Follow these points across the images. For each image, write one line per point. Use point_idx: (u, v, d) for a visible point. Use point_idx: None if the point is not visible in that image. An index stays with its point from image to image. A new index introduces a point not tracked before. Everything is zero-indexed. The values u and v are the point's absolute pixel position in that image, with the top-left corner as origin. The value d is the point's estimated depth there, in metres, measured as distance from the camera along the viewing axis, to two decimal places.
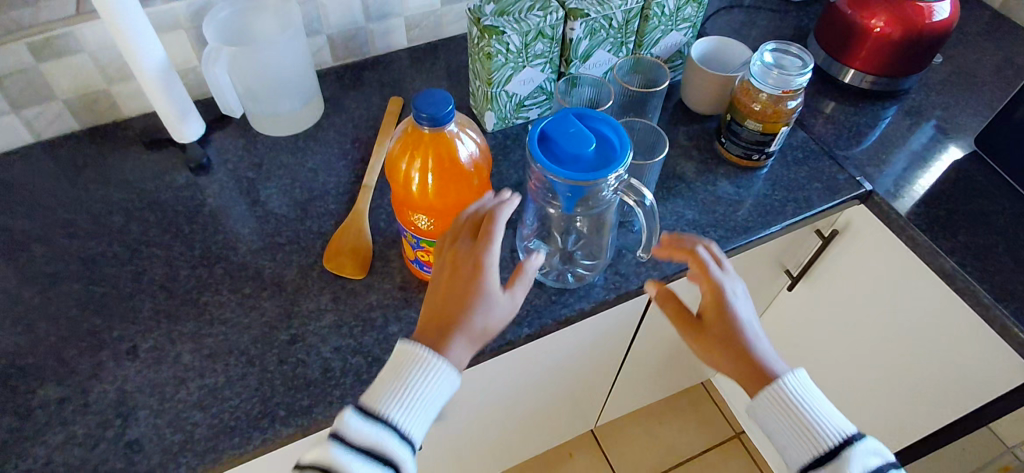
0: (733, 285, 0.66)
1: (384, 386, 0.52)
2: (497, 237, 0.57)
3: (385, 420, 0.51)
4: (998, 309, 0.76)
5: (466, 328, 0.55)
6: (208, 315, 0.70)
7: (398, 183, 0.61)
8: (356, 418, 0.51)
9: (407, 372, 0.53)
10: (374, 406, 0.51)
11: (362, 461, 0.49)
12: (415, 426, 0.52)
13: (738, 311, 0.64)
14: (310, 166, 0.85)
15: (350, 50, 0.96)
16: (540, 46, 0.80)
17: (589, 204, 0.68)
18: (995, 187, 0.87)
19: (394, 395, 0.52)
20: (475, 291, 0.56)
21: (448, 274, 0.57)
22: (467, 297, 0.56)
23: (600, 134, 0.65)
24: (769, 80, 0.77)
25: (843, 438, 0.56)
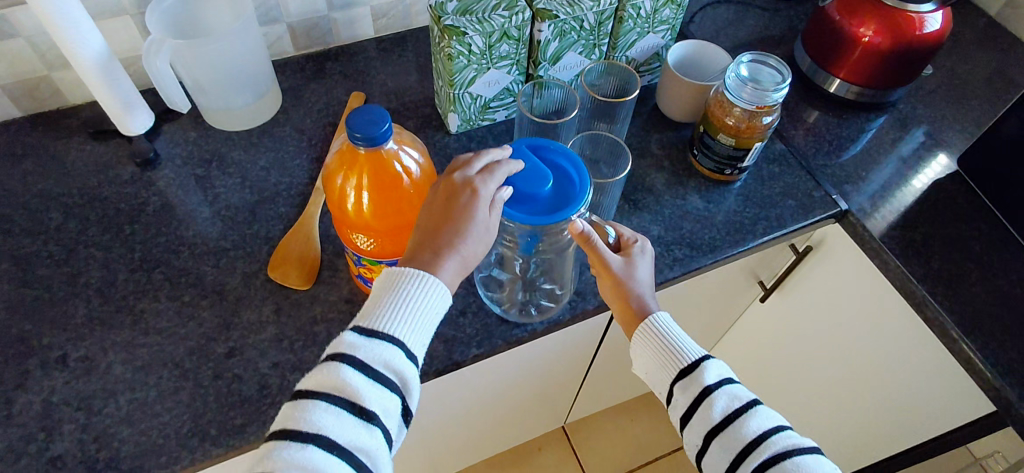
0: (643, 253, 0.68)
1: (381, 305, 0.52)
2: (498, 174, 0.57)
3: (387, 337, 0.51)
4: (964, 343, 0.73)
5: (460, 253, 0.55)
6: (143, 323, 0.67)
7: (334, 199, 0.57)
8: (363, 339, 0.51)
9: (402, 287, 0.53)
10: (377, 326, 0.51)
11: (371, 380, 0.50)
12: (415, 344, 0.52)
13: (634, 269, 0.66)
14: (262, 164, 0.81)
15: (312, 39, 0.92)
16: (505, 48, 0.76)
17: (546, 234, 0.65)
18: (975, 210, 0.84)
19: (395, 312, 0.52)
20: (470, 220, 0.55)
21: (442, 203, 0.56)
22: (459, 224, 0.55)
23: (557, 168, 0.62)
24: (743, 95, 0.73)
25: (698, 356, 0.61)
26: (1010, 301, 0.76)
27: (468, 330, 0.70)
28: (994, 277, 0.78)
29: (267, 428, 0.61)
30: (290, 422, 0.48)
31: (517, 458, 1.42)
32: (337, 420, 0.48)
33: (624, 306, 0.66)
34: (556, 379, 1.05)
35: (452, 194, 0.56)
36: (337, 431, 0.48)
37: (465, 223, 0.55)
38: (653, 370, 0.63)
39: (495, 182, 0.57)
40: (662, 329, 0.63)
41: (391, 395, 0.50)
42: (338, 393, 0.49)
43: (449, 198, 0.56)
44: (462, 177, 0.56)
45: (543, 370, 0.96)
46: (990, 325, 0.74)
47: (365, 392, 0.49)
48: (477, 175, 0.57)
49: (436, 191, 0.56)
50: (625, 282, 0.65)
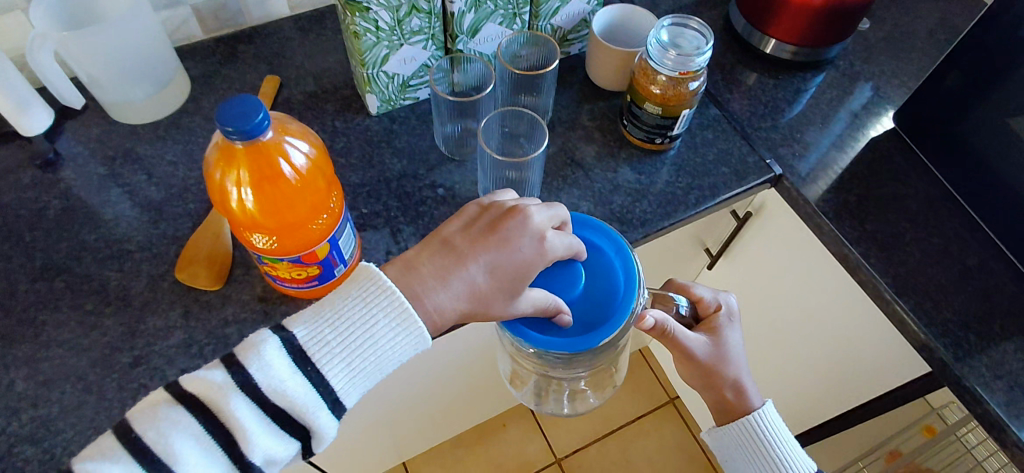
0: (734, 338, 0.71)
1: (335, 335, 0.52)
2: (569, 243, 0.57)
3: (316, 378, 0.51)
4: (898, 305, 0.72)
5: (473, 291, 0.55)
6: (44, 336, 0.64)
7: (219, 198, 0.54)
8: (285, 368, 0.50)
9: (372, 328, 0.52)
10: (314, 357, 0.51)
11: (263, 423, 0.50)
12: (349, 389, 0.53)
13: (728, 355, 0.70)
14: (170, 158, 0.77)
15: (221, 21, 0.86)
16: (416, 22, 0.71)
17: (568, 357, 0.58)
18: (911, 168, 0.82)
19: (344, 352, 0.52)
20: (511, 267, 0.55)
21: (490, 236, 0.56)
22: (508, 271, 0.55)
23: (602, 264, 0.60)
24: (667, 61, 0.70)
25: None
26: (943, 259, 0.76)
27: None
28: (929, 236, 0.77)
29: None
30: (155, 430, 0.48)
31: (480, 435, 1.40)
32: (207, 447, 0.49)
33: (722, 394, 0.71)
34: None
35: (516, 229, 0.55)
36: (202, 457, 0.49)
37: (503, 263, 0.55)
38: (742, 459, 0.71)
39: (563, 245, 0.57)
40: (765, 425, 0.69)
41: (276, 439, 0.51)
42: (219, 419, 0.49)
43: (516, 232, 0.55)
44: (541, 220, 0.56)
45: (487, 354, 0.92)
46: (923, 285, 0.74)
47: (251, 430, 0.50)
48: (552, 230, 0.57)
49: (499, 217, 0.56)
50: (725, 371, 0.69)
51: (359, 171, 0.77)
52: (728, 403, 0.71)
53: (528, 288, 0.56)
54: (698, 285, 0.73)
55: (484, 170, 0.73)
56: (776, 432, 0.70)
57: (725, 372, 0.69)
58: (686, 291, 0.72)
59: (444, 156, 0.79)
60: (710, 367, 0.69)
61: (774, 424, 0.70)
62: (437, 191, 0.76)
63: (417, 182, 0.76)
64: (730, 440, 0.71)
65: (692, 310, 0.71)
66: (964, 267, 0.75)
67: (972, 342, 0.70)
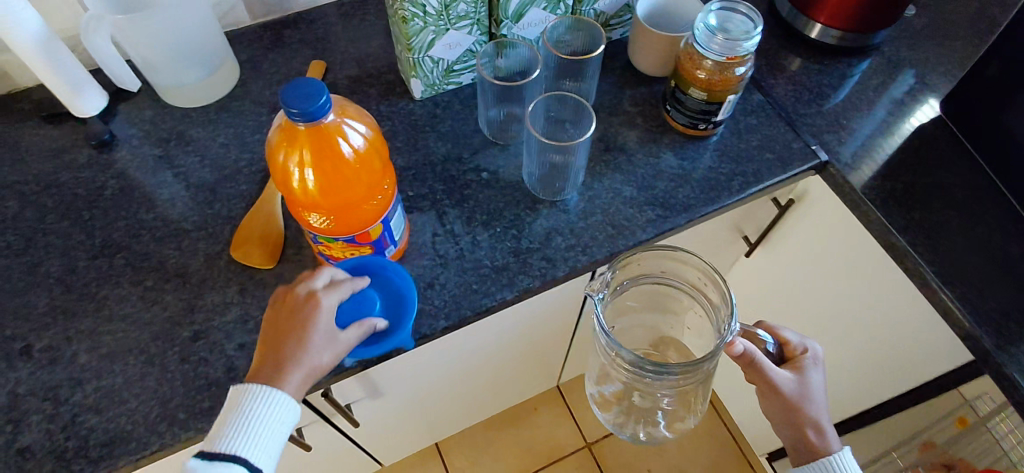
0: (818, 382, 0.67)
1: (227, 429, 0.51)
2: (338, 286, 0.57)
3: (229, 458, 0.50)
4: (944, 293, 0.71)
5: (301, 365, 0.53)
6: (106, 310, 0.66)
7: (280, 177, 0.55)
8: (202, 464, 0.49)
9: (248, 408, 0.51)
10: (218, 450, 0.50)
11: None
12: (261, 457, 0.51)
13: (811, 397, 0.66)
14: (221, 140, 0.79)
15: (268, 6, 0.88)
16: (463, 7, 0.72)
17: (659, 365, 0.52)
18: (959, 155, 0.81)
19: (238, 422, 0.51)
20: (309, 333, 0.54)
21: (278, 323, 0.55)
22: (301, 337, 0.54)
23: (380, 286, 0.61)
24: (714, 46, 0.70)
25: None
26: (992, 249, 0.74)
27: (437, 302, 0.68)
28: (977, 225, 0.76)
29: None
30: None
31: (511, 418, 1.42)
32: None
33: (801, 434, 0.68)
34: (542, 345, 1.03)
35: (293, 310, 0.55)
36: None
37: (303, 337, 0.54)
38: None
39: (337, 292, 0.56)
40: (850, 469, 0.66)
41: None
42: None
43: (297, 309, 0.55)
44: (312, 287, 0.56)
45: (524, 338, 0.93)
46: (970, 274, 0.73)
47: None
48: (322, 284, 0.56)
49: (277, 306, 0.56)
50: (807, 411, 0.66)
51: (404, 154, 0.78)
52: (807, 443, 0.68)
53: (339, 337, 0.55)
54: (784, 327, 0.69)
55: (530, 155, 0.73)
56: None
57: (807, 412, 0.66)
58: (772, 331, 0.69)
59: (487, 140, 0.80)
60: (793, 405, 0.65)
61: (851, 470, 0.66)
62: (481, 174, 0.77)
63: (462, 166, 0.77)
64: None
65: (778, 351, 0.67)
66: (1013, 257, 0.74)
67: (1020, 332, 0.69)
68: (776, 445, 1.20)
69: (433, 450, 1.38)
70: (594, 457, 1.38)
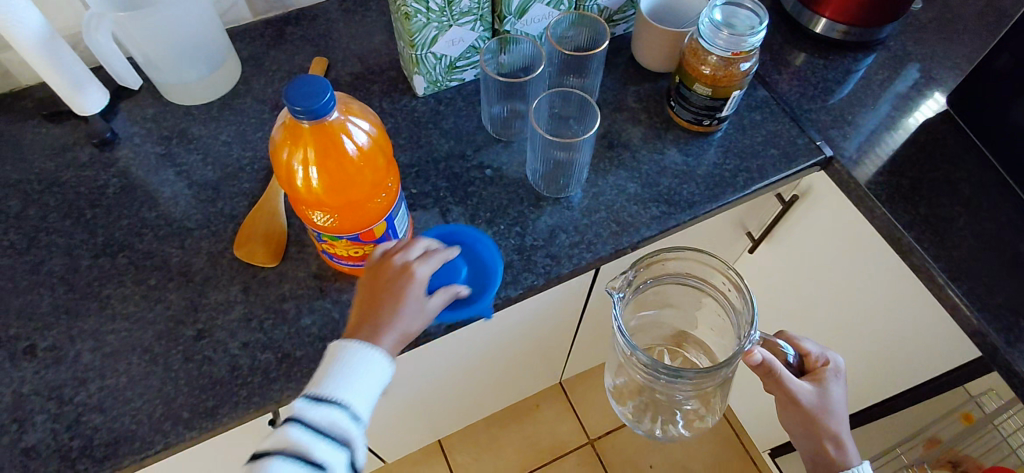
0: (839, 395, 0.66)
1: (329, 371, 0.52)
2: (433, 257, 0.59)
3: (332, 400, 0.51)
4: (951, 289, 0.71)
5: (397, 326, 0.55)
6: (109, 309, 0.66)
7: (283, 175, 0.55)
8: (309, 404, 0.51)
9: (342, 360, 0.52)
10: (322, 391, 0.51)
11: (317, 444, 0.50)
12: (360, 401, 0.51)
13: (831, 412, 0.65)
14: (223, 138, 0.78)
15: (270, 3, 0.87)
16: (466, 3, 0.71)
17: (675, 372, 0.55)
18: (964, 150, 0.81)
19: (340, 372, 0.52)
20: (404, 297, 0.56)
21: (376, 285, 0.57)
22: (399, 298, 0.56)
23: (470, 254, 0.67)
24: (719, 41, 0.69)
25: None
26: (998, 244, 0.74)
27: None
28: (983, 220, 0.76)
29: (239, 408, 0.61)
30: None
31: (514, 414, 1.42)
32: None
33: (820, 447, 0.67)
34: (545, 343, 1.03)
35: (393, 273, 0.57)
36: None
37: (400, 299, 0.56)
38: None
39: (433, 262, 0.58)
40: None
41: (336, 454, 0.51)
42: (286, 454, 0.50)
43: (396, 273, 0.57)
44: (411, 254, 0.58)
45: (528, 335, 0.93)
46: (976, 270, 0.72)
47: (312, 453, 0.50)
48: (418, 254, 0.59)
49: (376, 270, 0.58)
50: (825, 424, 0.65)
51: (408, 151, 0.78)
52: (825, 456, 0.67)
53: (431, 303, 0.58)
54: (805, 338, 0.70)
55: (533, 152, 0.72)
56: None
57: (827, 424, 0.65)
58: (793, 343, 0.69)
59: (490, 137, 0.79)
60: (813, 417, 0.65)
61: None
62: (484, 171, 0.77)
63: (465, 163, 0.77)
64: None
65: (797, 362, 0.67)
66: (1020, 252, 0.74)
67: None
68: (779, 441, 1.20)
69: (437, 446, 1.38)
70: (597, 453, 1.38)
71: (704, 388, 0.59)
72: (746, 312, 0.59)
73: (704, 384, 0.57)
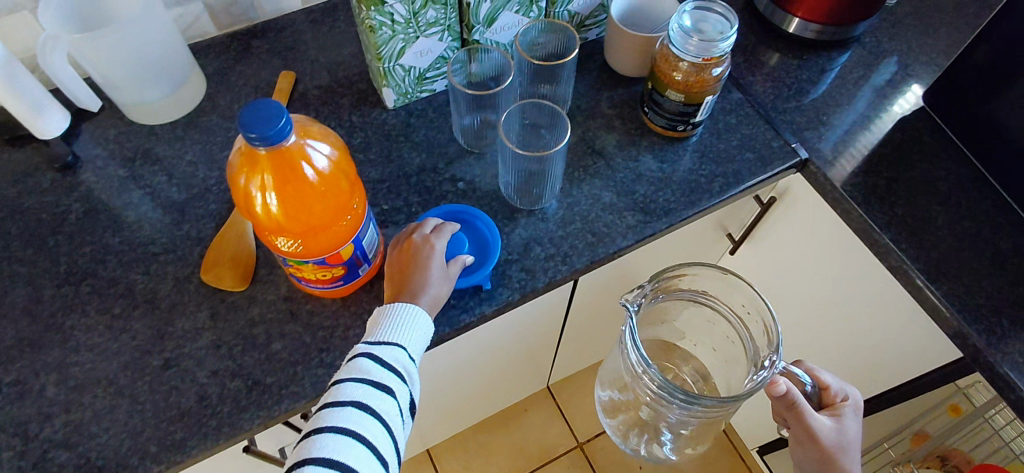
0: (854, 431, 0.66)
1: (380, 328, 0.59)
2: (445, 232, 0.65)
3: (392, 342, 0.58)
4: (929, 291, 0.71)
5: (424, 291, 0.62)
6: (73, 341, 0.64)
7: (243, 202, 0.53)
8: (374, 345, 0.57)
9: (386, 330, 0.58)
10: (383, 335, 0.58)
11: (385, 374, 0.56)
12: (414, 343, 0.59)
13: (848, 449, 0.65)
14: (189, 158, 0.76)
15: (234, 16, 0.85)
16: (431, 13, 0.70)
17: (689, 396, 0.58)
18: (941, 147, 0.80)
19: (390, 326, 0.59)
20: (425, 266, 0.62)
21: (401, 259, 0.64)
22: (420, 267, 0.62)
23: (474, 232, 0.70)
24: (689, 47, 0.68)
25: None
26: (976, 243, 0.74)
27: None
28: (961, 218, 0.75)
29: (209, 439, 0.60)
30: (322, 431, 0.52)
31: (502, 421, 1.41)
32: (362, 418, 0.53)
33: None
34: (528, 352, 1.02)
35: (413, 248, 0.64)
36: (362, 420, 0.53)
37: (424, 267, 0.62)
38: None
39: (445, 234, 0.65)
40: None
41: (400, 385, 0.57)
42: (359, 383, 0.55)
43: (416, 246, 0.64)
44: (425, 231, 0.65)
45: (510, 346, 0.92)
46: (955, 270, 0.72)
47: (382, 380, 0.55)
48: (431, 231, 0.65)
49: (398, 249, 0.65)
50: (841, 461, 0.65)
51: (378, 166, 0.77)
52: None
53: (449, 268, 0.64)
54: (823, 370, 0.70)
55: (505, 164, 0.71)
56: None
57: (842, 461, 0.65)
58: (813, 374, 0.69)
59: (462, 149, 0.78)
60: (830, 455, 0.64)
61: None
62: (457, 184, 0.75)
63: (438, 176, 0.76)
64: None
65: (817, 394, 0.67)
66: (999, 250, 0.73)
67: (1005, 327, 0.69)
68: (766, 439, 1.20)
69: (425, 456, 1.37)
70: (587, 457, 1.37)
71: (714, 414, 0.62)
72: (765, 338, 0.64)
73: (715, 409, 0.60)
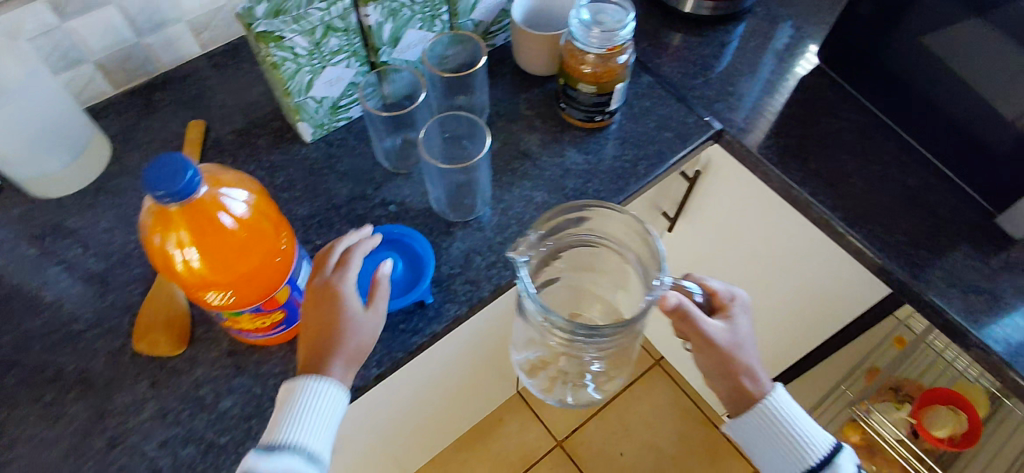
0: (743, 328, 0.67)
1: (278, 427, 0.52)
2: (351, 267, 0.59)
3: (289, 447, 0.51)
4: (851, 236, 0.75)
5: (343, 346, 0.56)
6: (5, 438, 0.60)
7: (161, 262, 0.52)
8: (265, 457, 0.50)
9: (284, 429, 0.52)
10: (277, 440, 0.51)
11: None
12: (316, 444, 0.52)
13: (738, 346, 0.66)
14: (105, 225, 0.73)
15: (130, 72, 0.82)
16: (334, 41, 0.69)
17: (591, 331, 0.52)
18: (840, 100, 0.85)
19: (292, 423, 0.52)
20: (340, 316, 0.56)
21: (312, 313, 0.57)
22: (333, 318, 0.56)
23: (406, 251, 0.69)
24: (592, 40, 0.70)
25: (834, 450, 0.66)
26: (886, 184, 0.78)
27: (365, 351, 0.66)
28: (869, 163, 0.80)
29: None
30: None
31: (480, 434, 1.40)
32: None
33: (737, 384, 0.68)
34: (491, 361, 1.02)
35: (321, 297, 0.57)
36: None
37: (338, 318, 0.56)
38: (777, 463, 0.67)
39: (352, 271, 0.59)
40: (780, 406, 0.67)
41: None
42: None
43: (325, 297, 0.57)
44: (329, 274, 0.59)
45: (470, 359, 0.92)
46: (872, 213, 0.76)
47: None
48: (335, 272, 0.59)
49: (307, 303, 0.58)
50: (734, 357, 0.66)
51: (305, 202, 0.75)
52: (742, 390, 0.68)
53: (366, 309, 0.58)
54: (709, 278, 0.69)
55: (432, 180, 0.71)
56: (791, 413, 0.67)
57: (740, 359, 0.66)
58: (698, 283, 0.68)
59: (388, 172, 0.78)
60: (728, 355, 0.65)
61: (787, 404, 0.67)
62: (389, 207, 0.75)
63: (368, 203, 0.75)
64: (752, 429, 0.68)
65: (705, 301, 0.66)
66: (907, 187, 0.78)
67: (923, 257, 0.73)
68: None
69: None
70: (569, 454, 1.38)
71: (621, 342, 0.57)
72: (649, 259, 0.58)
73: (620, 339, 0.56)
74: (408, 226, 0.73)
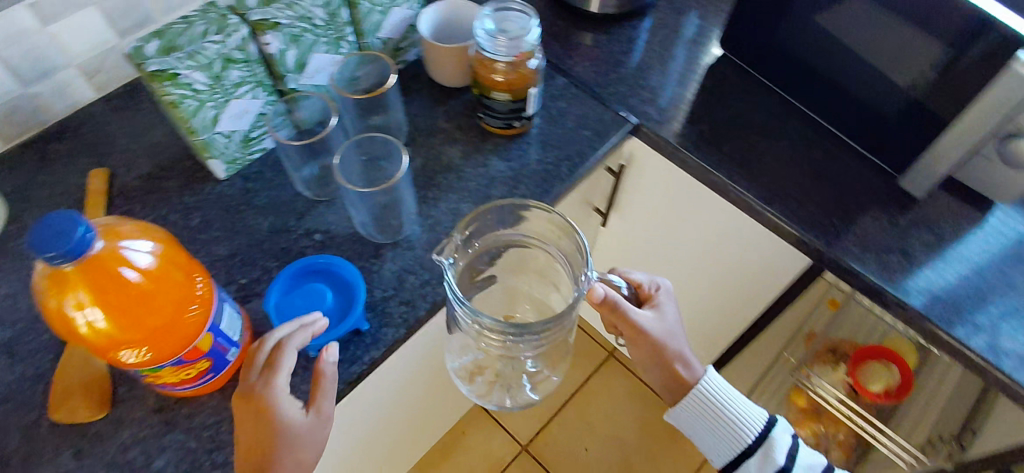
0: (671, 315, 0.69)
1: None
2: (284, 369, 0.57)
3: None
4: (768, 213, 0.78)
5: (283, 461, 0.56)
6: None
7: (64, 325, 0.49)
8: None
9: None
10: None
11: None
12: None
13: (669, 337, 0.68)
14: (6, 290, 0.68)
15: (19, 125, 0.77)
16: (235, 73, 0.67)
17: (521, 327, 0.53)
18: (746, 84, 0.88)
19: None
20: (278, 432, 0.56)
21: (246, 425, 0.55)
22: (270, 433, 0.55)
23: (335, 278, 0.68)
24: (499, 49, 0.70)
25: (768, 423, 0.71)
26: (796, 159, 0.82)
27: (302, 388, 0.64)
28: (779, 141, 0.83)
29: None
30: None
31: (444, 450, 1.39)
32: None
33: (672, 371, 0.70)
34: (443, 377, 1.01)
35: (254, 412, 0.55)
36: None
37: (277, 434, 0.55)
38: (713, 442, 0.72)
39: (285, 377, 0.57)
40: (715, 390, 0.71)
41: None
42: None
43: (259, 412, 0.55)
44: (260, 382, 0.56)
45: (419, 378, 0.91)
46: (785, 189, 0.79)
47: None
48: (267, 377, 0.56)
49: (240, 412, 0.56)
50: (666, 345, 0.68)
51: (225, 241, 0.72)
52: (677, 377, 0.71)
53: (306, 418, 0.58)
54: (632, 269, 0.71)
55: (354, 205, 0.69)
56: (725, 395, 0.71)
57: (672, 346, 0.68)
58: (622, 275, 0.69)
59: (309, 200, 0.76)
60: (658, 342, 0.67)
61: (722, 387, 0.71)
62: (314, 236, 0.73)
63: (291, 234, 0.73)
64: (690, 415, 0.72)
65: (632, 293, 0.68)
66: (815, 161, 0.82)
67: (836, 225, 0.77)
68: None
69: None
70: (535, 457, 1.38)
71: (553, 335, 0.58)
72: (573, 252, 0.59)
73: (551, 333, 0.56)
74: (336, 254, 0.71)
